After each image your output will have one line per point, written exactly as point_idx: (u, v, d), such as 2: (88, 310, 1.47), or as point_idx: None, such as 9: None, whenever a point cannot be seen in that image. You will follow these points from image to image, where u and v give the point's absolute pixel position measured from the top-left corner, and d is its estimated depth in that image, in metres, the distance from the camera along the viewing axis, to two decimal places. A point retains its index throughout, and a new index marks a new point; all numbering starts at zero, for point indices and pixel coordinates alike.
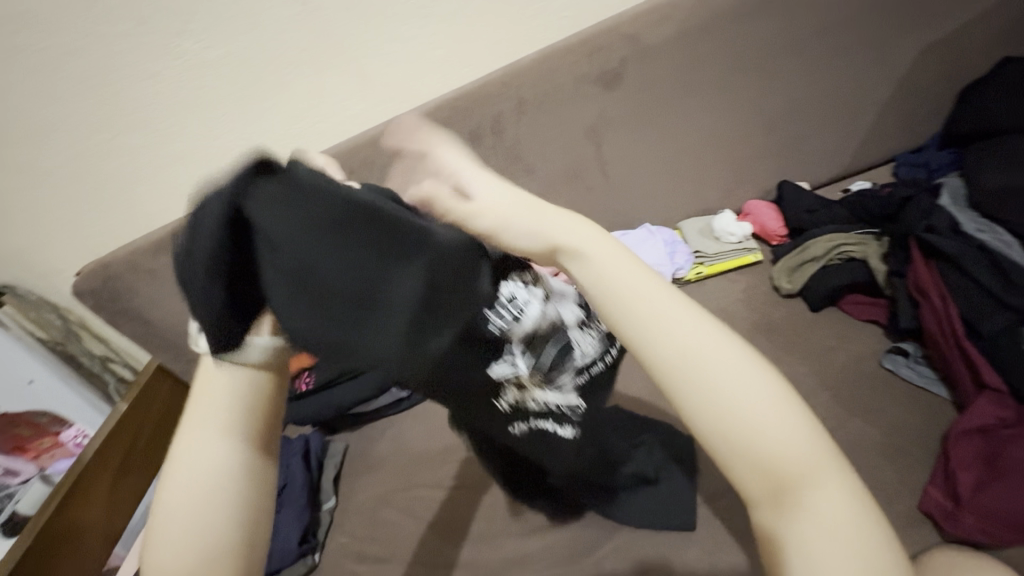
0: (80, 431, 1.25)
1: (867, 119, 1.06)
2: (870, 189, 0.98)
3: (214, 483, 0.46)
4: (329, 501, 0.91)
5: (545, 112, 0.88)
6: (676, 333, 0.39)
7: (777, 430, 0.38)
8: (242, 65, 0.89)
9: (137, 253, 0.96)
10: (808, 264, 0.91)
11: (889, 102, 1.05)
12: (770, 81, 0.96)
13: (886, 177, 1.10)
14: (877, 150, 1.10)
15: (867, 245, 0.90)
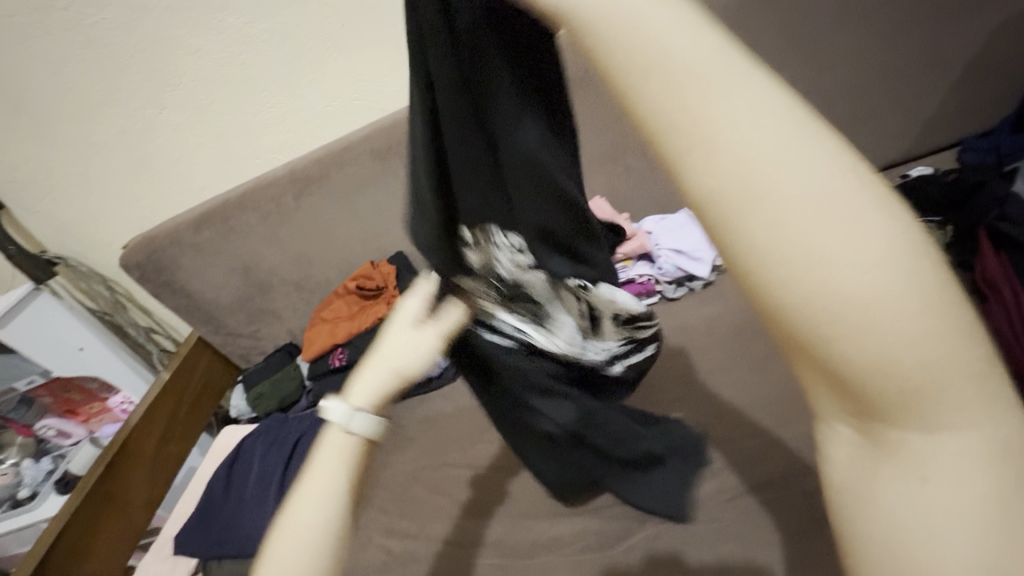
0: (124, 398, 1.29)
1: (933, 99, 0.99)
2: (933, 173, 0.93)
3: (317, 535, 0.37)
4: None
5: None
6: (750, 122, 0.18)
7: (908, 325, 0.18)
8: (283, 39, 0.89)
9: (181, 228, 0.99)
10: None
11: (956, 83, 0.98)
12: (827, 60, 0.91)
13: (950, 162, 1.03)
14: (941, 133, 1.03)
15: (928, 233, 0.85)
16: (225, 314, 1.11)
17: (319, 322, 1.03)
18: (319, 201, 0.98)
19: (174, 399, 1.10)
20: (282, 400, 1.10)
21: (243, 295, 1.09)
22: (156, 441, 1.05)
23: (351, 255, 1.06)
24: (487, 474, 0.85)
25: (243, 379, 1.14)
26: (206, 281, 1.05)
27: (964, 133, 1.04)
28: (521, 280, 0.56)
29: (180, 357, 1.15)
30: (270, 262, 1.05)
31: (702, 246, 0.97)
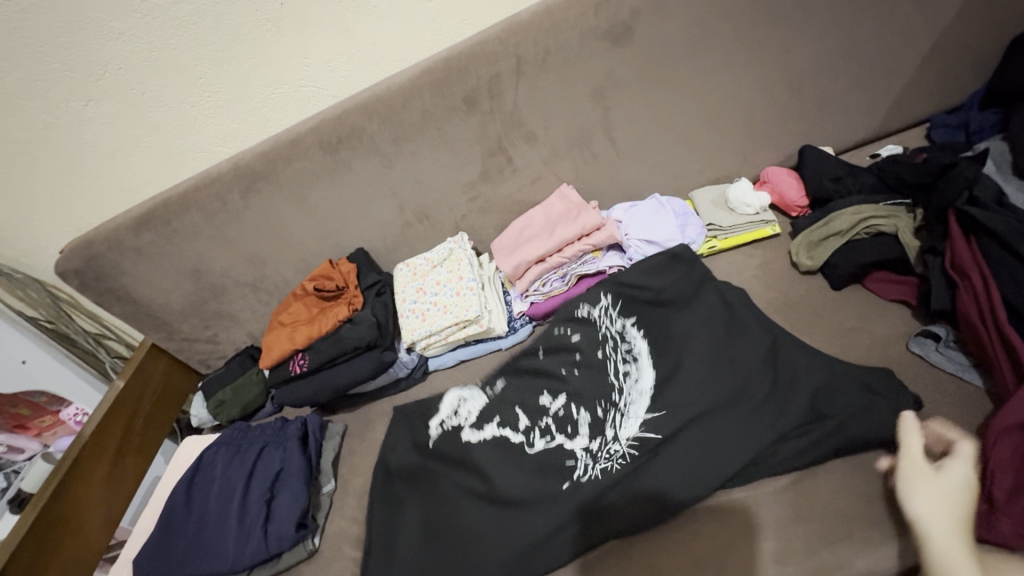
0: (80, 409, 1.25)
1: (903, 77, 0.96)
2: (902, 154, 0.88)
3: None
4: (326, 479, 0.89)
5: (547, 73, 0.81)
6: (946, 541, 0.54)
7: None
8: (212, 24, 0.80)
9: (118, 230, 0.90)
10: (830, 239, 0.82)
11: (928, 56, 0.94)
12: (797, 36, 0.86)
13: (916, 141, 1.02)
14: (910, 111, 1.01)
15: (898, 218, 0.80)
16: (179, 319, 1.05)
17: (276, 326, 0.96)
18: (267, 198, 0.89)
19: (129, 410, 1.03)
20: (244, 407, 1.06)
21: (196, 299, 1.03)
22: (112, 458, 0.99)
23: (309, 254, 1.00)
24: None
25: (203, 387, 1.09)
26: (153, 286, 0.99)
27: (933, 108, 1.01)
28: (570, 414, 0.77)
29: (135, 364, 1.07)
30: (222, 263, 0.98)
31: (672, 234, 0.90)
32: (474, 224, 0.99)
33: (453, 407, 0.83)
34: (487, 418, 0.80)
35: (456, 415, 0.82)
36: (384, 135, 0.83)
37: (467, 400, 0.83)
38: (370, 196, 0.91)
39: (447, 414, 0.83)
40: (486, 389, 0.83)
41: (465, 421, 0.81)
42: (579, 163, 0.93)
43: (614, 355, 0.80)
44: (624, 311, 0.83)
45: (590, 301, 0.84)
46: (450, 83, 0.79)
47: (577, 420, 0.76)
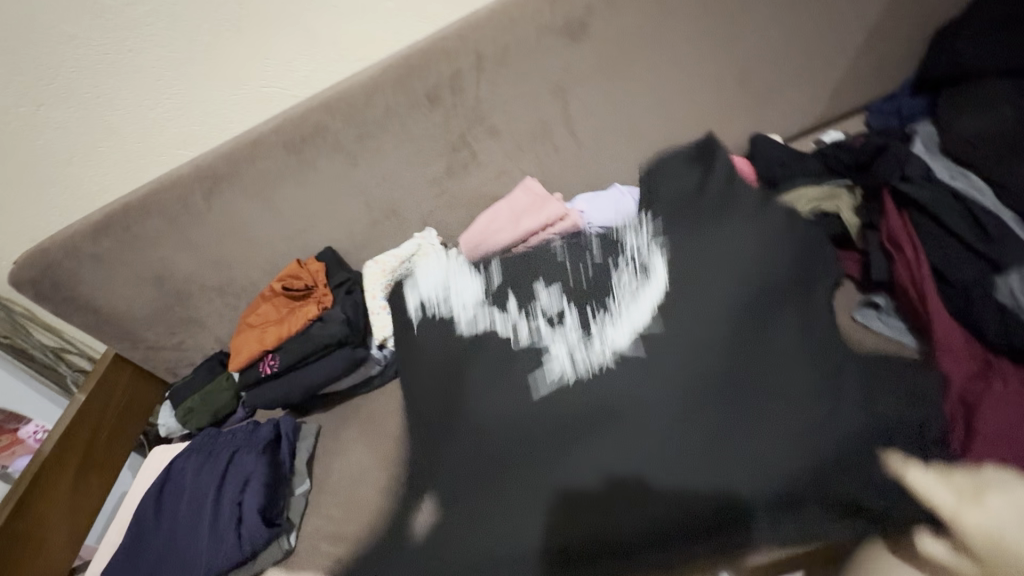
0: (39, 426, 1.19)
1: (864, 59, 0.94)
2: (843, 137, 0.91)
3: None
4: (472, 319, 0.87)
5: (505, 68, 0.83)
6: None
7: None
8: (172, 20, 0.80)
9: (76, 236, 0.92)
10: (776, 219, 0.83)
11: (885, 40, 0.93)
12: (750, 32, 0.87)
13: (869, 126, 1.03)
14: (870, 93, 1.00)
15: (839, 198, 0.83)
16: (143, 326, 1.06)
17: (244, 328, 0.95)
18: (231, 199, 0.90)
19: (95, 413, 1.04)
20: (214, 413, 1.05)
21: (162, 305, 1.04)
22: (74, 474, 0.98)
23: (276, 255, 1.00)
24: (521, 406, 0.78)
25: (170, 396, 1.08)
26: (115, 293, 1.00)
27: (884, 94, 1.00)
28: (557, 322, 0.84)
29: (96, 378, 1.06)
30: (186, 268, 0.99)
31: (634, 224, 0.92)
32: (442, 220, 0.99)
33: (613, 292, 0.83)
34: (496, 284, 0.90)
35: (617, 261, 0.86)
36: (347, 132, 0.85)
37: (456, 285, 0.91)
38: (336, 194, 0.92)
39: (619, 271, 0.84)
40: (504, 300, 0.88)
41: (650, 244, 0.85)
42: (539, 158, 0.94)
43: (624, 268, 0.84)
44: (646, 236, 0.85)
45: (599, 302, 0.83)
46: (411, 80, 0.81)
47: (566, 317, 0.83)
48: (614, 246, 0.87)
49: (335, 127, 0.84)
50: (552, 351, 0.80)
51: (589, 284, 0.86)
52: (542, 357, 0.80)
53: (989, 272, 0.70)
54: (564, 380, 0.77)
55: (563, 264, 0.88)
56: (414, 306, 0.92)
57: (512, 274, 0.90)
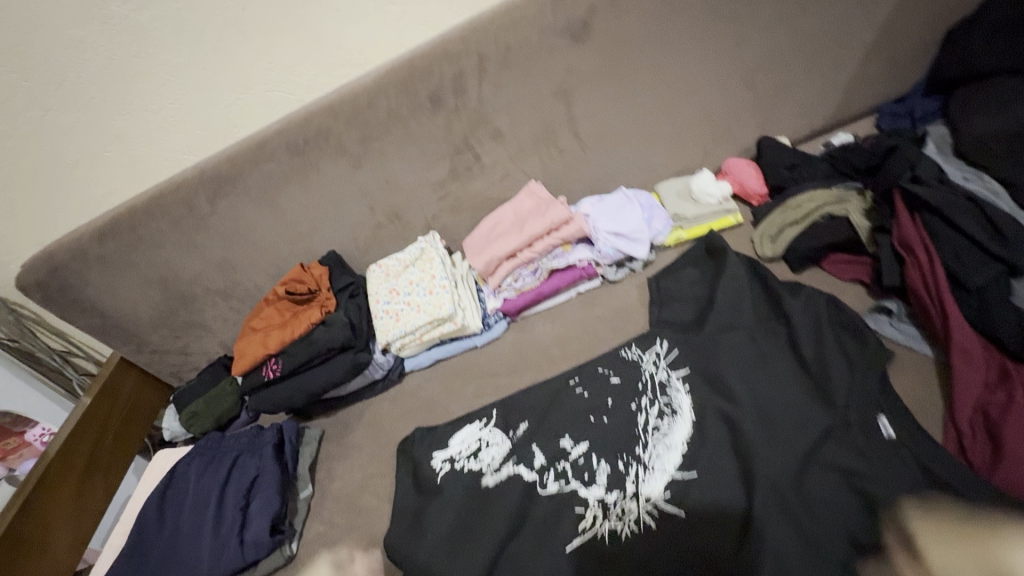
0: (45, 429, 1.18)
1: (875, 59, 0.93)
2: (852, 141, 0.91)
3: None
4: (504, 480, 0.76)
5: (508, 71, 0.82)
6: None
7: None
8: (179, 24, 0.80)
9: (81, 239, 0.91)
10: (785, 229, 0.85)
11: (898, 39, 0.91)
12: (759, 31, 0.85)
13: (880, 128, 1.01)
14: (881, 95, 0.98)
15: (848, 201, 0.83)
16: (148, 328, 1.06)
17: (247, 332, 0.94)
18: (234, 202, 0.90)
19: (103, 415, 1.04)
20: (218, 417, 1.05)
21: (166, 308, 1.04)
22: (78, 478, 0.98)
23: (280, 258, 1.00)
24: (546, 418, 0.80)
25: (175, 399, 1.08)
26: (119, 295, 1.00)
27: (894, 95, 0.99)
28: (591, 463, 0.73)
29: (101, 383, 1.06)
30: (189, 271, 0.99)
31: (638, 227, 0.90)
32: (445, 223, 0.99)
33: (641, 433, 0.74)
34: (510, 425, 0.81)
35: (638, 397, 0.77)
36: (350, 134, 0.84)
37: (489, 444, 0.80)
38: (339, 198, 0.92)
39: (649, 414, 0.75)
40: (508, 433, 0.81)
41: (670, 377, 0.77)
42: (543, 160, 0.93)
43: (649, 410, 0.75)
44: (677, 362, 0.78)
45: (644, 344, 0.82)
46: (414, 82, 0.80)
47: (596, 469, 0.73)
48: (638, 374, 0.80)
49: (338, 131, 0.84)
50: (586, 503, 0.71)
51: (614, 413, 0.77)
52: (580, 515, 0.70)
53: (1006, 275, 0.68)
54: (602, 543, 0.67)
55: (584, 403, 0.79)
56: (440, 459, 0.80)
57: (523, 408, 0.82)
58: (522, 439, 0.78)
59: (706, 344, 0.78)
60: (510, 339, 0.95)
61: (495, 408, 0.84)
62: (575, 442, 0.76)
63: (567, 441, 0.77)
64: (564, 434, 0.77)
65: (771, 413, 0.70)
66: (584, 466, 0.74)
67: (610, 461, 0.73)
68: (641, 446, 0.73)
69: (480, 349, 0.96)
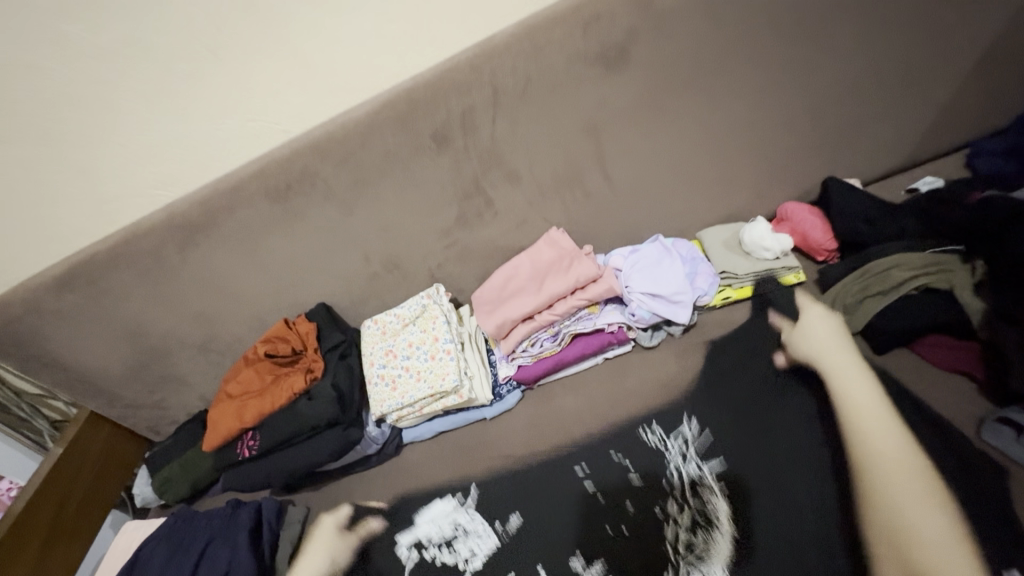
0: (12, 484, 1.11)
1: (954, 90, 0.80)
2: (948, 193, 0.80)
3: None
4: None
5: (527, 105, 0.69)
6: None
7: None
8: (143, 49, 0.65)
9: (35, 291, 0.79)
10: (870, 300, 0.74)
11: (982, 68, 0.78)
12: (823, 55, 0.72)
13: (958, 169, 0.87)
14: (958, 130, 0.85)
15: (947, 273, 0.73)
16: (118, 383, 0.95)
17: (223, 398, 0.82)
18: (209, 251, 0.78)
19: (67, 481, 0.92)
20: (194, 484, 0.92)
21: (138, 362, 0.93)
22: (34, 559, 0.86)
23: (264, 310, 0.88)
24: (558, 516, 0.70)
25: (147, 462, 0.96)
26: (84, 349, 0.88)
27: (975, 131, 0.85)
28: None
29: (66, 445, 0.94)
30: (162, 323, 0.87)
31: (682, 286, 0.78)
32: (452, 274, 0.86)
33: (670, 544, 0.64)
34: (497, 516, 0.73)
35: (666, 500, 0.68)
36: (340, 177, 0.72)
37: (468, 532, 0.73)
38: (330, 247, 0.79)
39: (681, 527, 0.65)
40: (494, 523, 0.72)
41: (703, 473, 0.69)
42: (566, 205, 0.80)
43: (679, 516, 0.66)
44: (707, 453, 0.70)
45: (669, 426, 0.73)
46: (415, 118, 0.68)
47: None
48: (662, 468, 0.70)
49: (326, 172, 0.71)
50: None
51: (634, 522, 0.67)
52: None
53: None
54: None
55: (600, 498, 0.70)
56: (406, 544, 0.75)
57: (510, 495, 0.74)
58: (522, 535, 0.70)
59: (728, 432, 0.71)
60: (525, 411, 0.81)
61: (474, 482, 0.77)
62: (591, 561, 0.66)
63: (579, 549, 0.67)
64: (579, 543, 0.67)
65: (813, 527, 0.63)
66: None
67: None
68: (673, 560, 0.63)
69: (490, 422, 0.83)
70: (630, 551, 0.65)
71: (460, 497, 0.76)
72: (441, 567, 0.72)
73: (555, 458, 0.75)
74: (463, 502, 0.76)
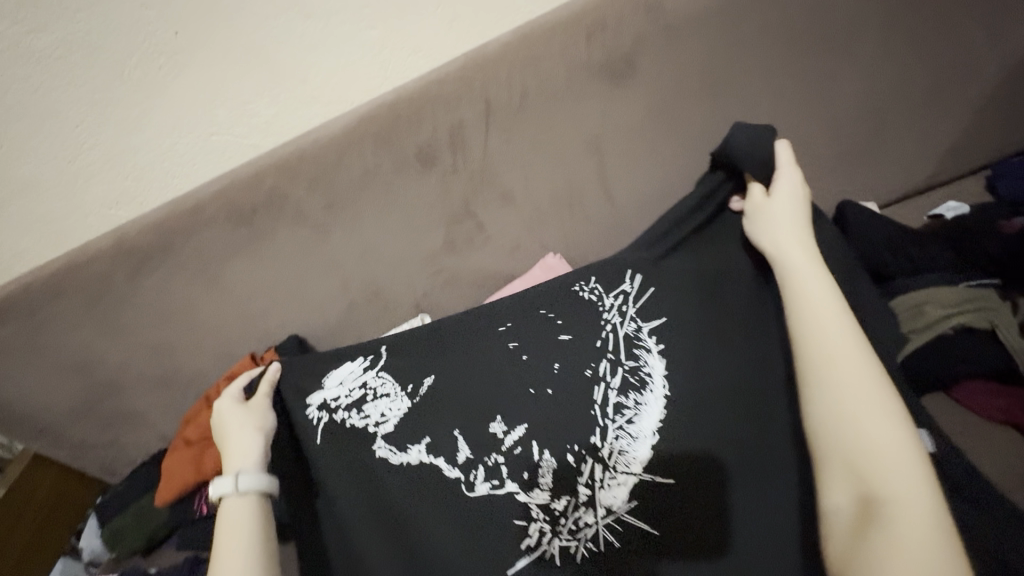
0: None
1: (965, 113, 0.77)
2: (979, 221, 0.74)
3: None
4: (416, 465, 0.60)
5: (524, 122, 0.64)
6: None
7: None
8: (89, 51, 0.57)
9: None
10: (903, 338, 0.66)
11: (990, 91, 0.76)
12: (833, 73, 0.69)
13: (973, 195, 0.83)
14: (973, 156, 0.81)
15: (990, 309, 0.66)
16: (64, 424, 0.84)
17: (178, 444, 0.72)
18: (166, 279, 0.70)
19: None
20: (151, 534, 0.83)
21: (86, 401, 0.83)
22: None
23: (228, 345, 0.79)
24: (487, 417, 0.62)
25: (97, 509, 0.86)
26: (25, 386, 0.78)
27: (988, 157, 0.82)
28: (543, 464, 0.60)
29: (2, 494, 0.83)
30: (114, 359, 0.78)
31: None
32: (439, 305, 0.78)
33: (602, 410, 0.61)
34: (411, 379, 0.63)
35: (597, 360, 0.63)
36: (314, 199, 0.64)
37: (379, 395, 0.62)
38: (303, 276, 0.72)
39: (611, 389, 0.61)
40: (408, 388, 0.63)
41: (640, 330, 0.63)
42: (565, 229, 0.73)
43: (610, 389, 0.61)
44: (649, 314, 0.63)
45: (607, 283, 0.65)
46: (398, 135, 0.62)
47: (546, 467, 0.60)
48: (595, 327, 0.64)
49: (298, 192, 0.64)
50: (530, 513, 0.59)
51: (562, 381, 0.62)
52: (523, 530, 0.59)
53: None
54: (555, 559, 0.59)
55: (533, 323, 0.64)
56: (315, 406, 0.62)
57: (421, 361, 0.63)
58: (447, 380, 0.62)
59: (670, 306, 0.64)
60: None
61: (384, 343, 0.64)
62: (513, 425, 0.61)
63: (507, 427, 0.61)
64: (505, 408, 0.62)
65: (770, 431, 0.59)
66: (532, 470, 0.60)
67: (571, 455, 0.60)
68: (603, 437, 0.60)
69: None
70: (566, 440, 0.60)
71: (370, 358, 0.64)
72: (350, 429, 0.62)
73: (478, 317, 0.64)
74: (373, 364, 0.63)
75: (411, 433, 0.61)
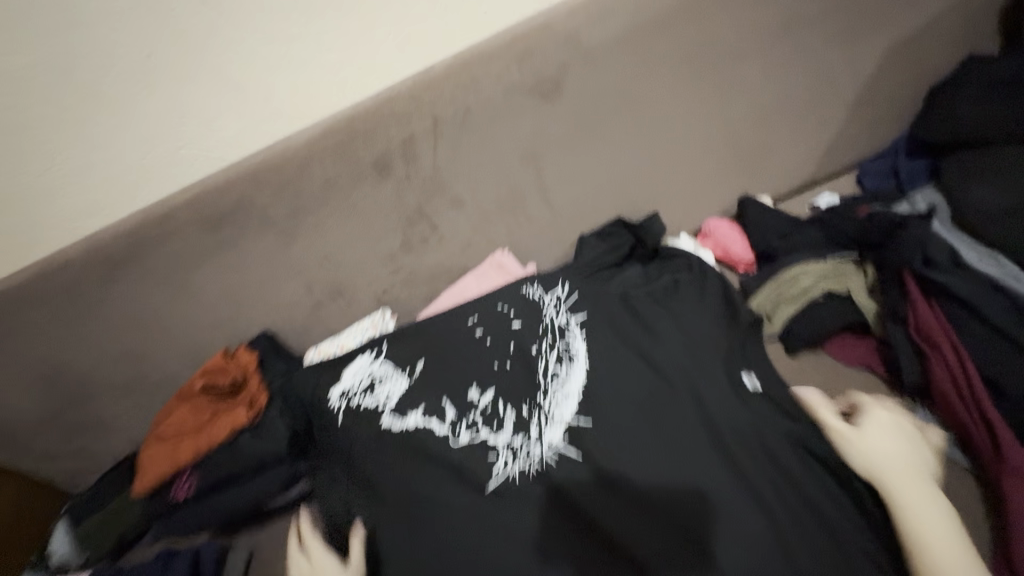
0: None
1: (836, 123, 0.93)
2: (846, 208, 0.91)
3: None
4: (413, 428, 0.73)
5: (468, 134, 0.73)
6: None
7: None
8: (61, 74, 0.61)
9: None
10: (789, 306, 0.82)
11: (854, 104, 0.92)
12: (726, 91, 0.82)
13: (849, 189, 0.99)
14: (846, 157, 0.97)
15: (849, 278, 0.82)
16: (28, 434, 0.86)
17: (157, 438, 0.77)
18: (137, 284, 0.74)
19: None
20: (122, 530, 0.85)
21: (51, 409, 0.85)
22: None
23: (197, 345, 0.84)
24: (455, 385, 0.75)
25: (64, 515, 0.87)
26: None
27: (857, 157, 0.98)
28: (499, 410, 0.73)
29: None
30: (82, 365, 0.81)
31: None
32: (397, 299, 0.86)
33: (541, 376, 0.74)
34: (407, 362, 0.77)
35: (539, 339, 0.76)
36: (279, 206, 0.71)
37: (382, 379, 0.76)
38: (270, 276, 0.78)
39: (549, 360, 0.75)
40: (404, 369, 0.77)
41: (569, 322, 0.77)
42: (508, 227, 0.83)
43: (548, 355, 0.75)
44: (577, 306, 0.78)
45: (547, 283, 0.80)
46: (356, 146, 0.70)
47: (501, 415, 0.73)
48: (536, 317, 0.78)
49: (264, 200, 0.71)
50: (496, 450, 0.71)
51: (516, 359, 0.76)
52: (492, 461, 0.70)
53: None
54: (515, 485, 0.69)
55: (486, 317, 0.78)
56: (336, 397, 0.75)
57: (413, 347, 0.78)
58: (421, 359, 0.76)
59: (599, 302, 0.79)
60: None
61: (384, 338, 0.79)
62: (481, 391, 0.74)
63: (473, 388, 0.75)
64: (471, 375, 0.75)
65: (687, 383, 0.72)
66: (492, 416, 0.73)
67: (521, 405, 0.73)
68: (543, 393, 0.73)
69: None
70: (521, 393, 0.74)
71: (374, 352, 0.78)
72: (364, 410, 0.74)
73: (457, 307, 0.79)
74: (377, 355, 0.78)
75: (410, 404, 0.74)
